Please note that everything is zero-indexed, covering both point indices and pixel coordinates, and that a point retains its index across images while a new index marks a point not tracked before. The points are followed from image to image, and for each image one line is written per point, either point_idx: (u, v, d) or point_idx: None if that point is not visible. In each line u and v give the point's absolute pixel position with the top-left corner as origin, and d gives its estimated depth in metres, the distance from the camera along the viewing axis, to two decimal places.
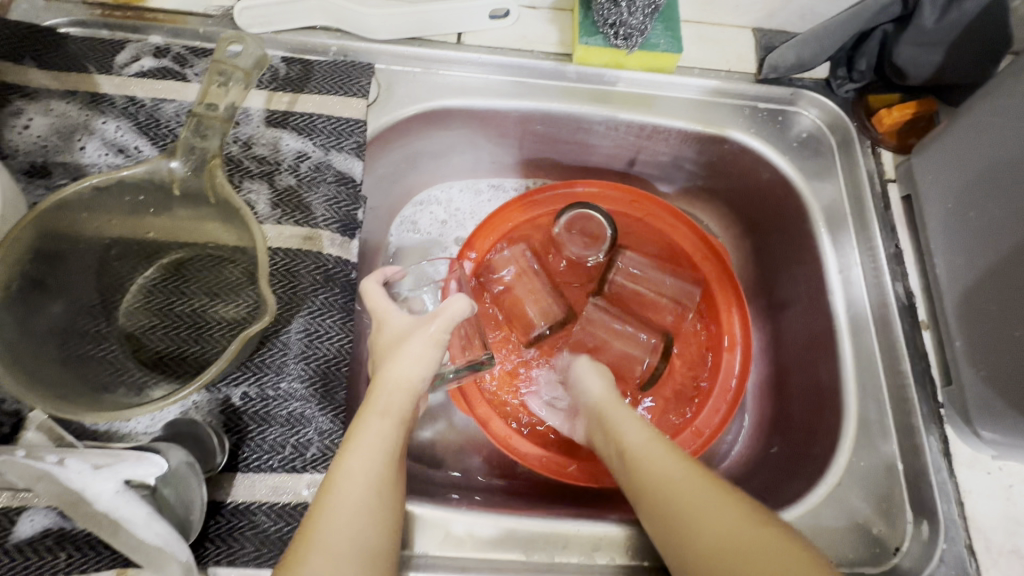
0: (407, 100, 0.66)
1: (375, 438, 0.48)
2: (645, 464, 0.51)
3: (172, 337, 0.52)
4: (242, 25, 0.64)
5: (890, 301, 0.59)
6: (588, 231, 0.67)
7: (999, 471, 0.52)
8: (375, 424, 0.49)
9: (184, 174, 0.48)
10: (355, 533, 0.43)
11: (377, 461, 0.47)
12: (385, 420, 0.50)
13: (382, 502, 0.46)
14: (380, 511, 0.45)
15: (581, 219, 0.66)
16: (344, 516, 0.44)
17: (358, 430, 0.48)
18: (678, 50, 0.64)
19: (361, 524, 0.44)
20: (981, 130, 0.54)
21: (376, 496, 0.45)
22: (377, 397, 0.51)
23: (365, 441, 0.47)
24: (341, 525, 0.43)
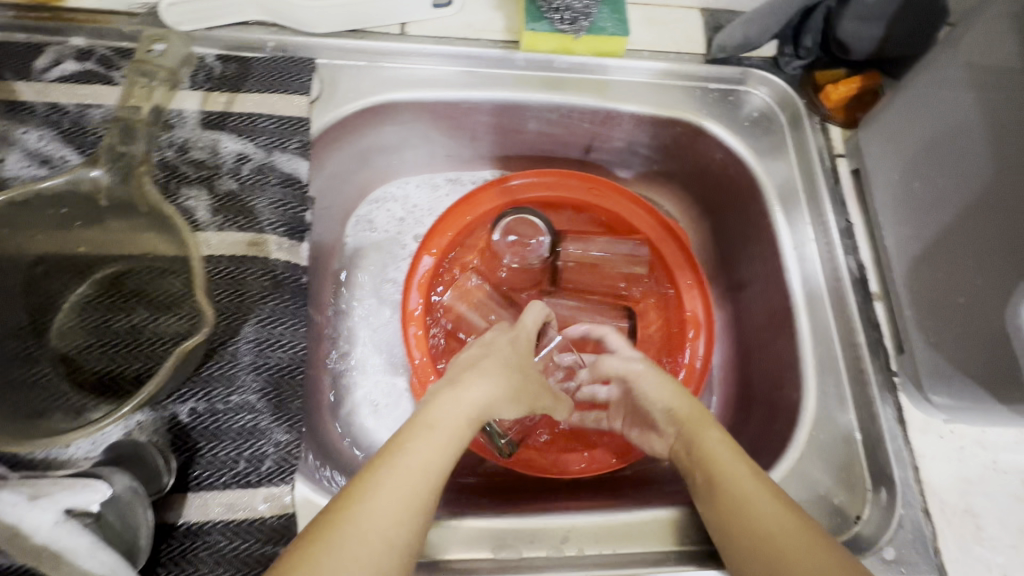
0: (351, 95, 0.63)
1: (446, 437, 0.44)
2: (722, 466, 0.49)
3: (113, 356, 0.50)
4: (170, 23, 0.60)
5: (844, 275, 0.59)
6: (523, 237, 0.66)
7: (951, 434, 0.53)
8: (450, 421, 0.45)
9: (109, 181, 0.46)
10: (390, 521, 0.40)
11: (441, 458, 0.44)
12: (466, 424, 0.46)
13: (429, 493, 0.42)
14: (420, 503, 0.42)
15: (517, 225, 0.65)
16: (385, 499, 0.41)
17: (432, 423, 0.45)
18: (625, 33, 0.63)
19: (401, 512, 0.41)
20: (923, 100, 0.54)
21: (424, 490, 0.42)
22: (460, 397, 0.47)
23: (437, 437, 0.44)
24: (380, 509, 0.40)
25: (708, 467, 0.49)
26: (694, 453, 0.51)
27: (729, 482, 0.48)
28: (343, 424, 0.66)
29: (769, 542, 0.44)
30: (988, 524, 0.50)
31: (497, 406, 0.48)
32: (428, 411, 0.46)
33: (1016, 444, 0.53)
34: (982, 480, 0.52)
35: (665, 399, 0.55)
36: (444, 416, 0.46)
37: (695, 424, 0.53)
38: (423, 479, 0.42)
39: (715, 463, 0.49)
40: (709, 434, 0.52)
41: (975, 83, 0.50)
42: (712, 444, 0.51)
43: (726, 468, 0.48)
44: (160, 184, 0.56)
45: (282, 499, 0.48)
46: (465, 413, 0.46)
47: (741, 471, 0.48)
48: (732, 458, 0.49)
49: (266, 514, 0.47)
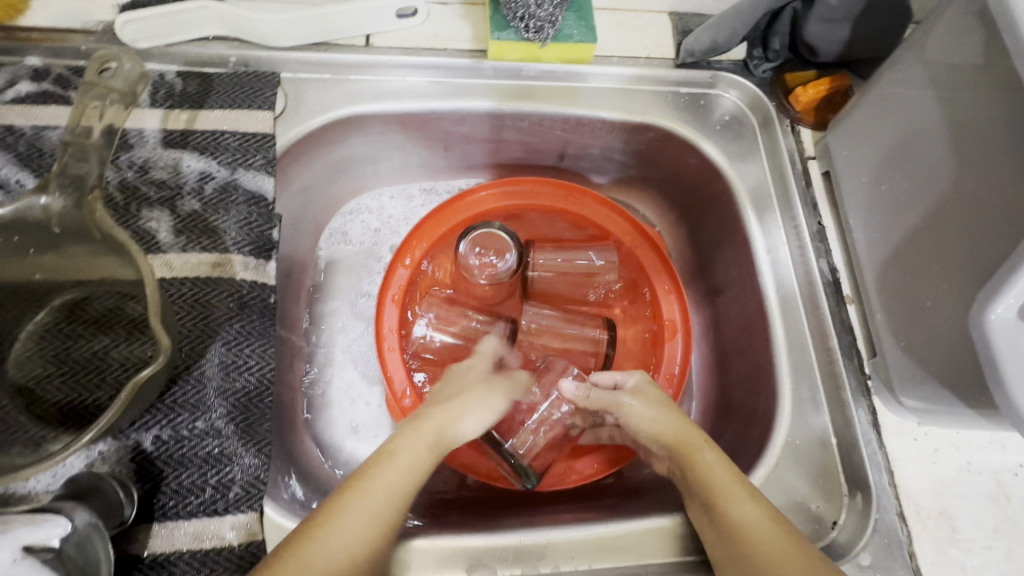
0: (317, 109, 0.62)
1: (411, 463, 0.48)
2: (718, 485, 0.48)
3: (73, 386, 0.49)
4: (127, 40, 0.59)
5: (816, 278, 0.59)
6: (491, 247, 0.65)
7: (924, 437, 0.53)
8: (412, 448, 0.49)
9: (59, 207, 0.44)
10: (357, 537, 0.43)
11: (406, 482, 0.47)
12: (427, 450, 0.50)
13: (392, 514, 0.46)
14: (384, 522, 0.45)
15: (484, 239, 0.65)
16: (356, 515, 0.44)
17: (396, 449, 0.49)
18: (592, 40, 0.63)
19: (369, 528, 0.44)
20: (889, 102, 0.54)
21: (389, 510, 0.45)
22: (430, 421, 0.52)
23: (403, 462, 0.48)
24: (350, 523, 0.43)
25: (702, 484, 0.49)
26: (688, 472, 0.51)
27: (724, 498, 0.47)
28: (319, 441, 0.65)
29: (765, 557, 0.43)
30: (962, 525, 0.50)
31: (453, 425, 0.52)
32: (394, 438, 0.50)
33: (990, 445, 0.53)
34: (956, 482, 0.52)
35: (651, 428, 0.54)
36: (407, 442, 0.49)
37: (688, 441, 0.52)
38: (388, 501, 0.46)
39: (709, 479, 0.49)
40: (702, 452, 0.51)
41: (937, 84, 0.49)
42: (707, 462, 0.50)
43: (722, 484, 0.48)
44: (120, 205, 0.55)
45: (250, 526, 0.47)
46: (426, 440, 0.50)
47: (736, 488, 0.48)
48: (727, 474, 0.49)
49: (234, 542, 0.46)
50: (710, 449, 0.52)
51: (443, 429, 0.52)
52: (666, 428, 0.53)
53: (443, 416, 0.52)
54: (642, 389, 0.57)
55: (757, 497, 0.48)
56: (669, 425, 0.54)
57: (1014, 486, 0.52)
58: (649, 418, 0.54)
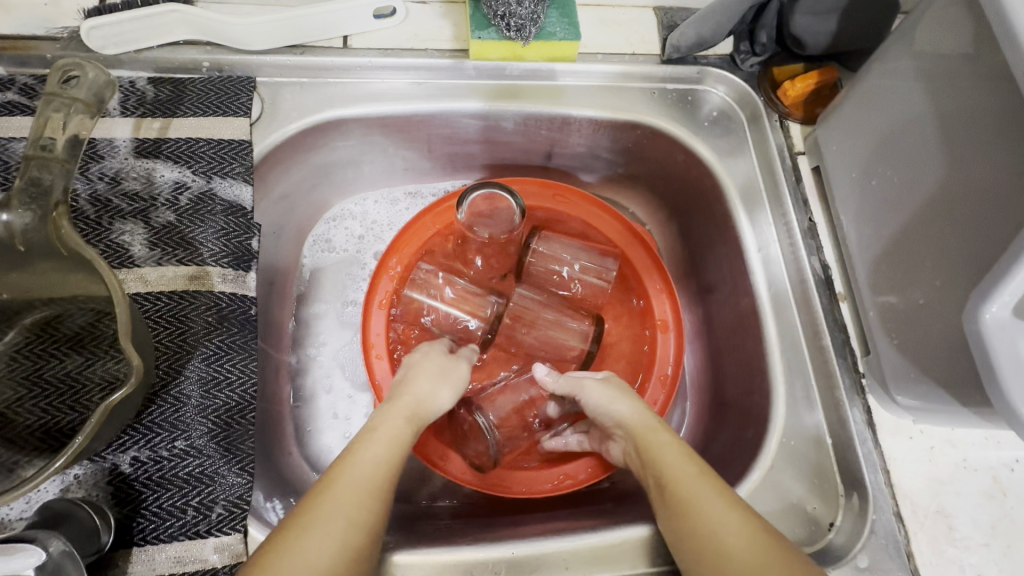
0: (295, 113, 0.61)
1: (393, 434, 0.48)
2: (667, 466, 0.48)
3: (46, 407, 0.48)
4: (94, 47, 0.57)
5: (808, 276, 0.58)
6: (496, 216, 0.64)
7: (920, 434, 0.53)
8: (392, 422, 0.49)
9: (22, 224, 0.42)
10: (355, 504, 0.43)
11: (389, 454, 0.47)
12: (406, 424, 0.50)
13: (388, 479, 0.46)
14: (379, 487, 0.45)
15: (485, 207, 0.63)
16: (351, 485, 0.44)
17: (377, 425, 0.49)
18: (576, 37, 0.61)
19: (367, 495, 0.44)
20: (877, 95, 0.54)
21: (384, 476, 0.46)
22: (399, 401, 0.52)
23: (384, 435, 0.48)
24: (348, 492, 0.43)
25: (656, 467, 0.49)
26: (644, 457, 0.50)
27: (674, 482, 0.47)
28: (308, 453, 0.64)
29: (717, 545, 0.43)
30: (960, 524, 0.50)
31: (429, 401, 0.53)
32: (374, 417, 0.50)
33: (985, 441, 0.53)
34: (953, 480, 0.51)
35: (610, 409, 0.54)
36: (385, 419, 0.50)
37: (641, 426, 0.52)
38: (379, 468, 0.46)
39: (661, 464, 0.49)
40: (655, 436, 0.51)
41: (925, 77, 0.48)
42: (661, 447, 0.50)
43: (672, 468, 0.48)
44: (90, 219, 0.53)
45: (235, 548, 0.46)
46: (402, 415, 0.50)
47: (688, 472, 0.47)
48: (678, 457, 0.49)
49: (217, 565, 0.45)
50: (664, 432, 0.51)
51: (418, 407, 0.52)
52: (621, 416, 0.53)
53: (415, 394, 0.52)
54: (613, 381, 0.57)
55: (711, 478, 0.47)
56: (629, 412, 0.53)
57: (1010, 483, 0.52)
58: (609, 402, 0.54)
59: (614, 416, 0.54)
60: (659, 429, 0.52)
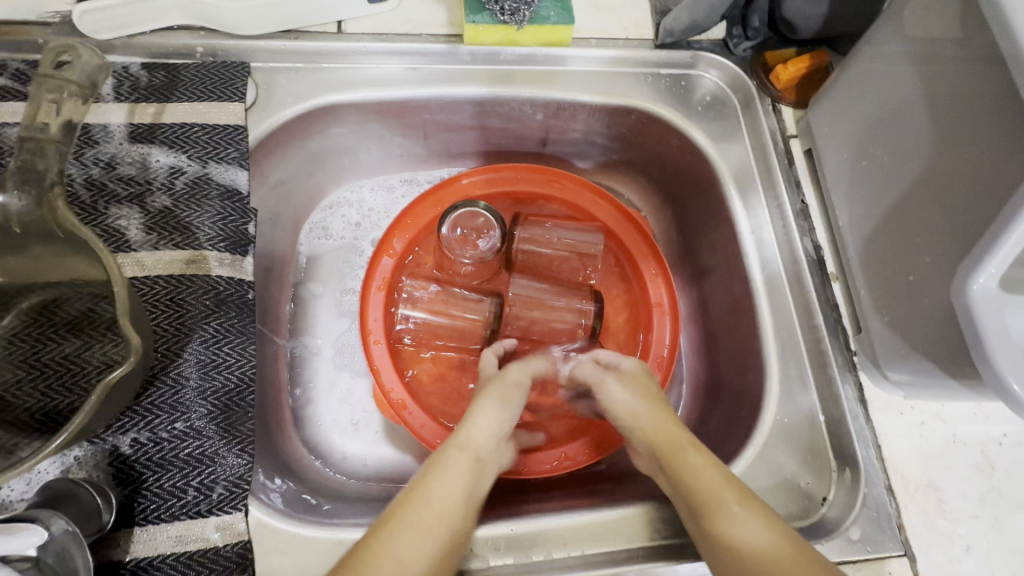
0: (290, 99, 0.61)
1: (457, 473, 0.49)
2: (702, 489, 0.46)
3: (45, 390, 0.48)
4: (87, 31, 0.57)
5: (801, 257, 0.59)
6: (472, 227, 0.66)
7: (910, 410, 0.54)
8: (457, 463, 0.50)
9: (18, 207, 0.42)
10: (430, 541, 0.44)
11: (457, 496, 0.48)
12: (470, 465, 0.50)
13: (453, 524, 0.47)
14: (437, 532, 0.45)
15: (465, 219, 0.64)
16: (403, 530, 0.44)
17: (445, 466, 0.50)
18: (570, 21, 0.61)
19: (426, 541, 0.44)
20: (867, 75, 0.54)
21: (448, 522, 0.46)
22: (462, 438, 0.52)
23: (451, 475, 0.49)
24: (404, 535, 0.44)
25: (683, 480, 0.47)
26: (672, 473, 0.49)
27: (705, 497, 0.45)
28: (307, 438, 0.64)
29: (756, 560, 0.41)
30: (949, 496, 0.51)
31: (490, 438, 0.53)
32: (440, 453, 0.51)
33: (973, 416, 0.54)
34: (942, 453, 0.52)
35: (630, 416, 0.54)
36: (452, 459, 0.50)
37: (667, 440, 0.51)
38: (443, 513, 0.47)
39: (691, 478, 0.47)
40: (680, 448, 0.49)
41: (914, 57, 0.49)
42: (690, 461, 0.48)
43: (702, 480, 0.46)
44: (86, 204, 0.53)
45: (235, 527, 0.46)
46: (468, 454, 0.51)
47: (719, 485, 0.46)
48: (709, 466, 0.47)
49: (219, 544, 0.45)
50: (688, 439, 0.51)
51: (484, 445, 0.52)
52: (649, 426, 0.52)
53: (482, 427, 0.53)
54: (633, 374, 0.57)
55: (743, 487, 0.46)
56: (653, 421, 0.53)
57: (998, 456, 0.53)
58: (631, 406, 0.54)
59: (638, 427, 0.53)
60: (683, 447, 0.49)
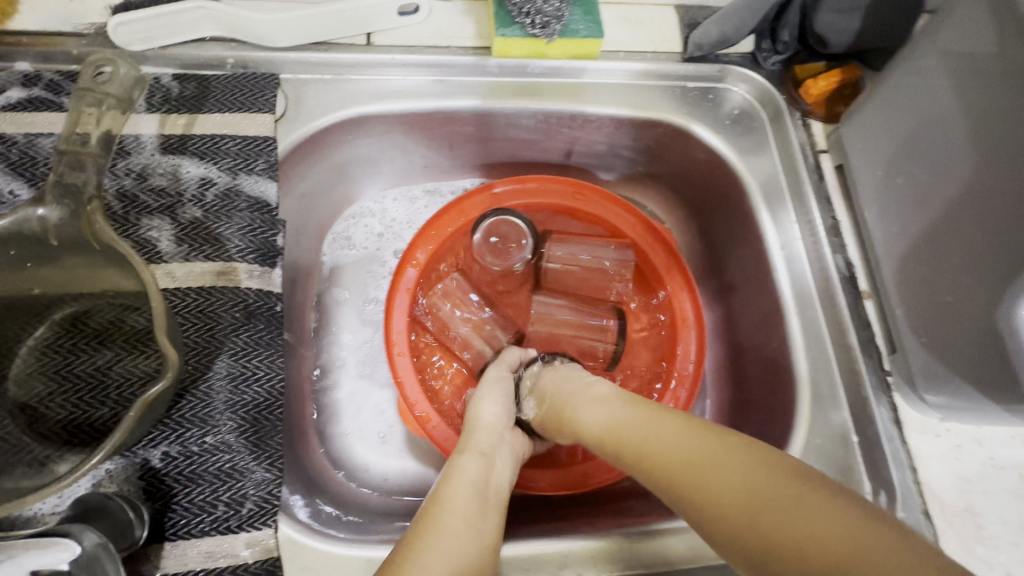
0: (319, 110, 0.61)
1: (467, 473, 0.49)
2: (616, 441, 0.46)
3: (77, 402, 0.48)
4: (120, 43, 0.57)
5: (832, 273, 0.58)
6: (505, 237, 0.65)
7: (947, 432, 0.53)
8: (469, 464, 0.50)
9: (57, 219, 0.42)
10: (454, 541, 0.43)
11: (473, 494, 0.48)
12: (481, 465, 0.50)
13: (474, 523, 0.45)
14: (464, 531, 0.44)
15: (498, 226, 0.64)
16: (441, 536, 0.44)
17: (453, 471, 0.50)
18: (600, 35, 0.61)
19: (453, 542, 0.43)
20: (904, 91, 0.53)
21: (468, 521, 0.45)
22: (473, 440, 0.53)
23: (464, 476, 0.49)
24: (434, 543, 0.43)
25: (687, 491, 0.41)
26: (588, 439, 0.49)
27: (693, 479, 0.40)
28: (330, 451, 0.63)
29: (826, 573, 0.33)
30: (988, 522, 0.50)
31: (494, 435, 0.54)
32: (452, 460, 0.51)
33: (1011, 439, 0.53)
34: (980, 477, 0.51)
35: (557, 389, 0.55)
36: (462, 461, 0.51)
37: (632, 438, 0.45)
38: (462, 513, 0.46)
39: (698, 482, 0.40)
40: (650, 444, 0.44)
41: (955, 74, 0.48)
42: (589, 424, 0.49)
43: (712, 481, 0.40)
44: (118, 215, 0.53)
45: (266, 543, 0.46)
46: (478, 452, 0.51)
47: (738, 484, 0.39)
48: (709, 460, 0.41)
49: (249, 560, 0.45)
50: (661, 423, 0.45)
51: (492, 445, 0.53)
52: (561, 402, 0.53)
53: (483, 425, 0.54)
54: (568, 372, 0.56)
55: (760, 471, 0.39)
56: (612, 415, 0.48)
57: None
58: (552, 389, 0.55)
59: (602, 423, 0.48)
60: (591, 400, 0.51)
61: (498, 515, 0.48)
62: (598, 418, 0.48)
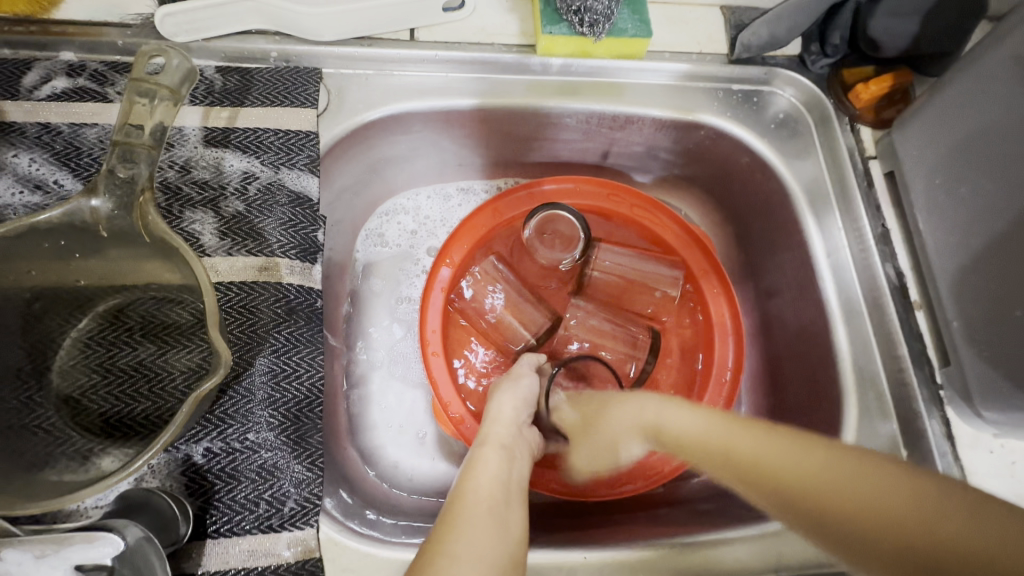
0: (360, 106, 0.60)
1: (491, 465, 0.48)
2: (704, 445, 0.45)
3: (119, 395, 0.48)
4: (166, 34, 0.57)
5: (881, 283, 0.57)
6: (560, 234, 0.64)
7: (1001, 449, 0.51)
8: (492, 457, 0.49)
9: (109, 210, 0.42)
10: (483, 537, 0.41)
11: (496, 487, 0.46)
12: (502, 459, 0.49)
13: (500, 513, 0.44)
14: (494, 523, 0.42)
15: (548, 221, 0.63)
16: (471, 528, 0.41)
17: (477, 464, 0.48)
18: (647, 34, 0.60)
19: (484, 533, 0.41)
20: (966, 98, 0.51)
21: (493, 511, 0.44)
22: (492, 433, 0.51)
23: (486, 467, 0.48)
24: (467, 536, 0.41)
25: (827, 524, 0.38)
26: (665, 441, 0.48)
27: (814, 493, 0.39)
28: (362, 449, 0.63)
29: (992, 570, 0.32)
30: None
31: (511, 420, 0.53)
32: (475, 452, 0.50)
33: None
34: None
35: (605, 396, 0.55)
36: (483, 453, 0.49)
37: (735, 451, 0.43)
38: (487, 504, 0.44)
39: (839, 509, 0.37)
40: (755, 456, 0.42)
41: None
42: (676, 424, 0.47)
43: (842, 495, 0.38)
44: (163, 208, 0.53)
45: (307, 543, 0.45)
46: (501, 445, 0.50)
47: (864, 493, 0.37)
48: (835, 472, 0.38)
49: (290, 560, 0.45)
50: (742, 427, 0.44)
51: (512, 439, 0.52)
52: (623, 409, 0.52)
53: (499, 410, 0.54)
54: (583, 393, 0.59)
55: (881, 476, 0.38)
56: (696, 425, 0.46)
57: None
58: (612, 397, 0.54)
59: (688, 442, 0.46)
60: (655, 400, 0.50)
61: (522, 509, 0.46)
62: (679, 434, 0.47)
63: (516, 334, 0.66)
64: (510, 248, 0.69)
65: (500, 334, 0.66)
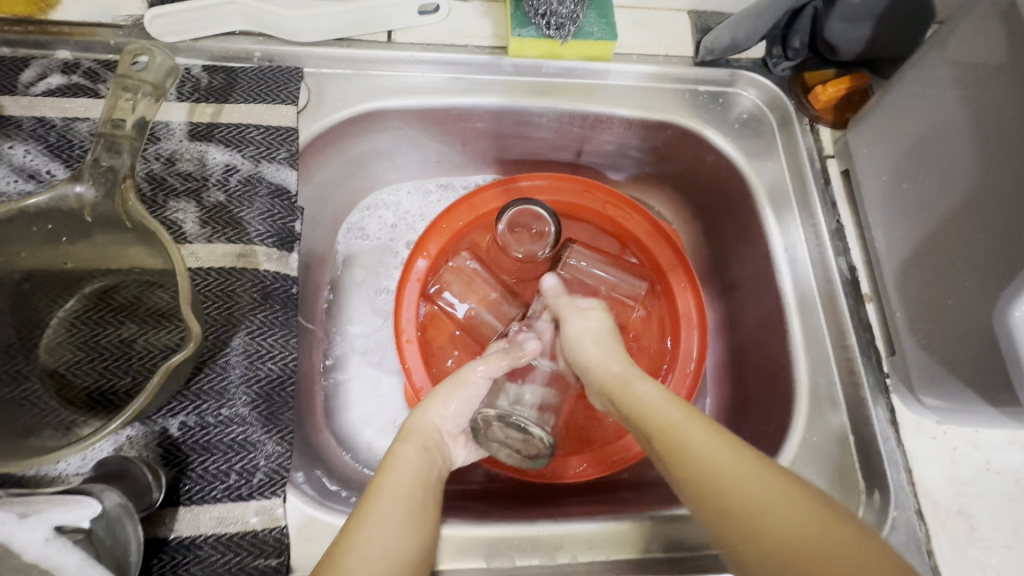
0: (339, 104, 0.63)
1: (409, 463, 0.50)
2: (650, 417, 0.47)
3: (102, 370, 0.51)
4: (156, 34, 0.60)
5: (835, 277, 0.59)
6: (527, 228, 0.66)
7: (943, 435, 0.54)
8: (410, 452, 0.51)
9: (93, 197, 0.45)
10: (392, 537, 0.44)
11: (413, 484, 0.49)
12: (422, 454, 0.52)
13: (415, 507, 0.47)
14: (405, 522, 0.46)
15: (520, 218, 0.65)
16: (383, 524, 0.45)
17: (396, 458, 0.51)
18: (613, 38, 0.63)
19: (396, 528, 0.45)
20: (910, 100, 0.54)
21: (408, 508, 0.47)
22: (413, 432, 0.53)
23: (403, 464, 0.50)
24: (377, 535, 0.44)
25: (735, 529, 0.41)
26: (619, 406, 0.50)
27: (739, 501, 0.41)
28: (338, 431, 0.65)
29: None
30: (980, 525, 0.51)
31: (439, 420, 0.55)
32: (393, 445, 0.52)
33: (1009, 445, 0.54)
34: (974, 480, 0.53)
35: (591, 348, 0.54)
36: (404, 446, 0.52)
37: (681, 438, 0.44)
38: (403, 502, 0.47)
39: (755, 523, 0.40)
40: (692, 446, 0.44)
41: (962, 82, 0.49)
42: (637, 393, 0.48)
43: (763, 511, 0.40)
44: (148, 197, 0.56)
45: (274, 511, 0.48)
46: (421, 442, 0.52)
47: (785, 516, 0.39)
48: (760, 488, 0.41)
49: (257, 527, 0.48)
50: (701, 426, 0.45)
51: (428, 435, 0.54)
52: (600, 362, 0.52)
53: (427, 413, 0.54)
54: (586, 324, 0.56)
55: (802, 499, 0.40)
56: (653, 398, 0.48)
57: None
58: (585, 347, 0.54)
59: (643, 413, 0.47)
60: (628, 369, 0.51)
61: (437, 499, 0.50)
62: (636, 401, 0.48)
63: (486, 324, 0.68)
64: (484, 243, 0.71)
65: (473, 325, 0.68)
